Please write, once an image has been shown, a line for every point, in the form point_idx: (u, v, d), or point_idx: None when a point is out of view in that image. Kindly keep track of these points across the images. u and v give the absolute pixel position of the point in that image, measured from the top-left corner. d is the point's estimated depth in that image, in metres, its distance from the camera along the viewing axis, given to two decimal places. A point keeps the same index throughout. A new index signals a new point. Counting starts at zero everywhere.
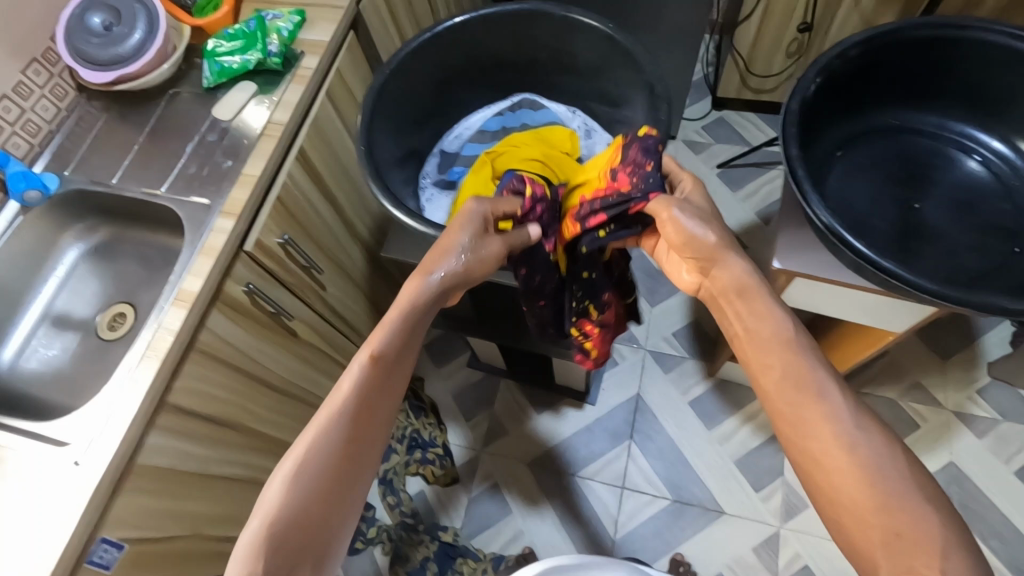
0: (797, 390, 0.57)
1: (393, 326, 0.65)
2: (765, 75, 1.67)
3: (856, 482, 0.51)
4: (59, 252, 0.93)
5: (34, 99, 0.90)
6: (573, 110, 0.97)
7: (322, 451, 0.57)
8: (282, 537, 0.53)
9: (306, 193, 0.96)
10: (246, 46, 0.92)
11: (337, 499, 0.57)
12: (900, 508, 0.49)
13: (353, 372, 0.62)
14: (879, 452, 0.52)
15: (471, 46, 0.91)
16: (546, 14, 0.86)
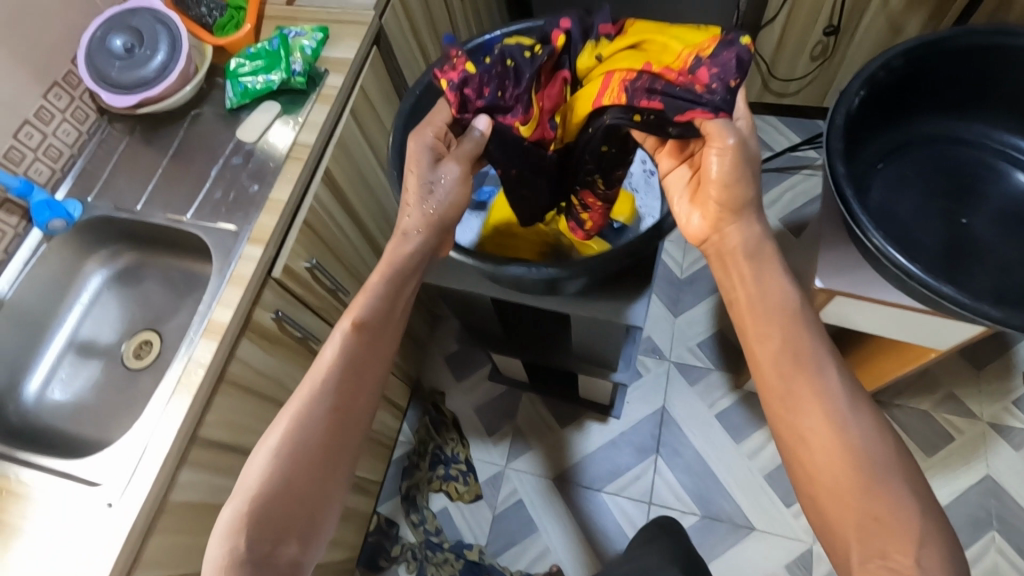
0: (791, 366, 0.57)
1: (375, 293, 0.64)
2: (788, 78, 1.63)
3: (842, 463, 0.52)
4: (82, 280, 0.91)
5: (55, 124, 0.88)
6: None
7: (306, 422, 0.58)
8: (266, 511, 0.55)
9: (332, 214, 0.94)
10: (269, 65, 0.90)
11: (323, 474, 0.58)
12: (881, 495, 0.51)
13: (337, 342, 0.61)
14: (862, 434, 0.53)
15: None
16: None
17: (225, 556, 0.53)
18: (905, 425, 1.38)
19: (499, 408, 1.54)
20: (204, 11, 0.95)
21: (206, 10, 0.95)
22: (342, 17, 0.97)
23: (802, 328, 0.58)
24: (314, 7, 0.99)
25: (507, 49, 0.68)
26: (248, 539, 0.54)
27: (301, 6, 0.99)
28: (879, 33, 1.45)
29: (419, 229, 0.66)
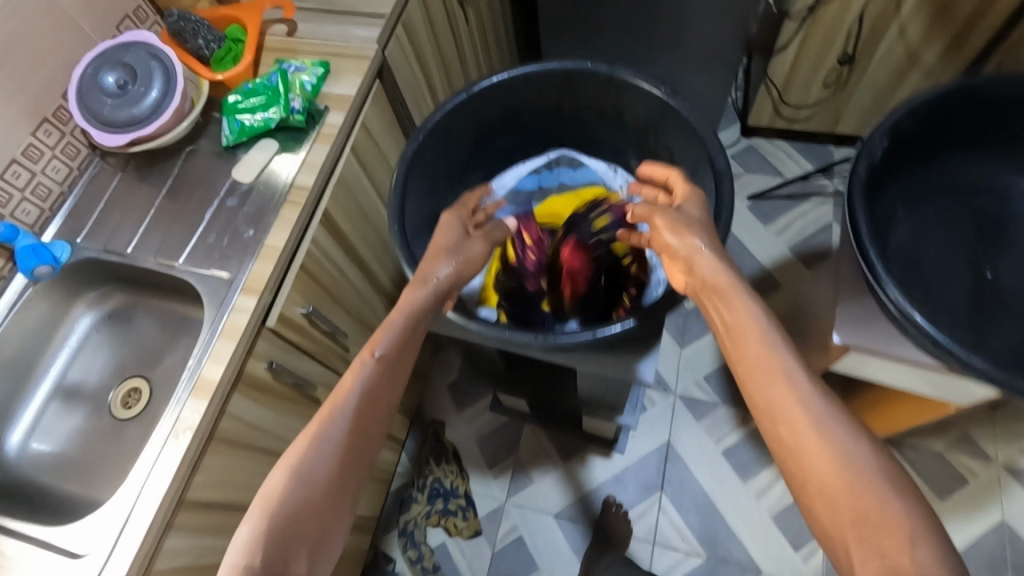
0: (769, 377, 0.58)
1: (395, 329, 0.67)
2: (800, 105, 1.59)
3: (828, 464, 0.52)
4: (70, 323, 0.88)
5: (45, 161, 0.85)
6: (614, 167, 0.95)
7: (325, 441, 0.60)
8: (282, 525, 0.56)
9: (331, 256, 0.91)
10: (268, 102, 0.87)
11: (338, 493, 0.60)
12: (870, 493, 0.50)
13: (361, 371, 0.64)
14: (844, 436, 0.53)
15: (508, 101, 0.87)
16: (594, 73, 0.81)
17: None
18: (918, 466, 1.34)
19: (500, 439, 1.50)
20: (202, 43, 0.90)
21: (203, 42, 0.91)
22: (345, 50, 0.94)
23: (774, 338, 0.59)
24: (316, 39, 0.96)
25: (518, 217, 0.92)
26: (262, 555, 0.55)
27: (302, 38, 0.96)
28: (895, 63, 1.41)
29: (439, 277, 0.72)
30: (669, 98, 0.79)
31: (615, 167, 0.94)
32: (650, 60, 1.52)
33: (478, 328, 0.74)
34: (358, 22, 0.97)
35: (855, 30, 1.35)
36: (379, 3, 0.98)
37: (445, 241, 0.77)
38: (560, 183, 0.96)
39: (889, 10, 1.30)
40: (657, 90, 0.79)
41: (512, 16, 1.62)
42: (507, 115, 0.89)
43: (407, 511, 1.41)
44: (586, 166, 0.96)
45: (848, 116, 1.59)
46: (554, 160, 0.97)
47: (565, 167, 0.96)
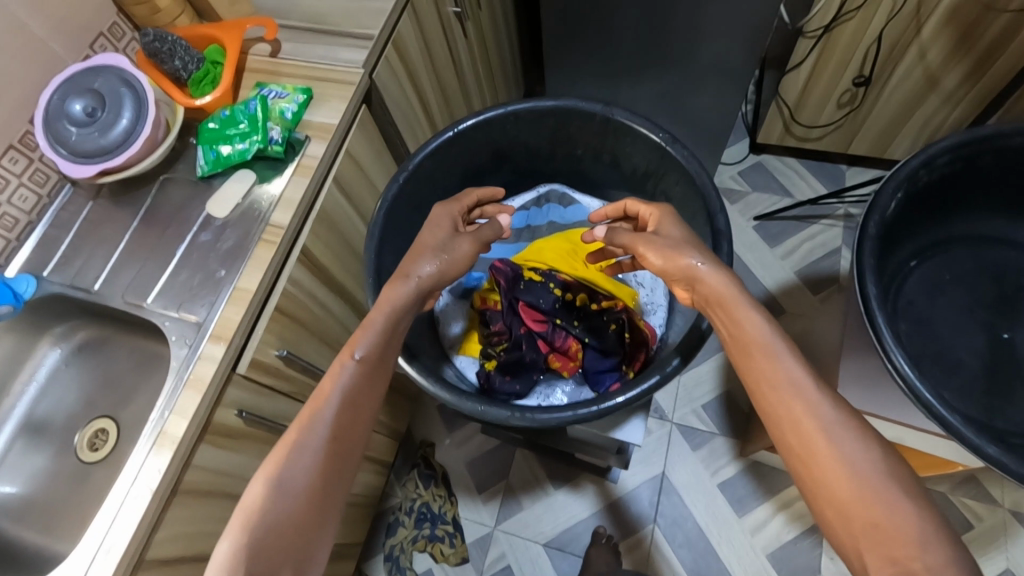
0: (779, 388, 0.56)
1: (377, 330, 0.65)
2: (812, 124, 1.53)
3: (838, 474, 0.51)
4: (38, 358, 0.84)
5: (11, 190, 0.81)
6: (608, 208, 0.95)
7: (309, 443, 0.58)
8: (266, 537, 0.54)
9: (310, 293, 0.86)
10: (247, 131, 0.82)
11: (322, 502, 0.57)
12: (876, 496, 0.50)
13: (341, 375, 0.61)
14: (849, 442, 0.52)
15: (500, 137, 0.86)
16: (588, 112, 0.80)
17: None
18: None
19: (491, 463, 1.46)
20: (179, 64, 0.85)
21: (181, 63, 0.85)
22: (329, 74, 0.89)
23: (776, 348, 0.58)
24: (300, 61, 0.91)
25: (520, 270, 0.87)
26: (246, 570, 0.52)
27: (285, 59, 0.91)
28: (914, 85, 1.34)
29: (421, 275, 0.68)
30: (668, 144, 0.77)
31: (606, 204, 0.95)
32: (654, 76, 1.46)
33: (453, 398, 0.71)
34: (344, 44, 0.92)
35: (872, 50, 1.29)
36: (367, 23, 0.93)
37: (433, 239, 0.73)
38: (549, 220, 0.96)
39: (909, 31, 1.23)
40: (655, 134, 0.77)
41: (513, 25, 1.56)
42: (497, 153, 0.89)
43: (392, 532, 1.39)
44: (578, 203, 0.95)
45: (862, 137, 1.53)
46: (545, 195, 0.97)
47: (555, 203, 0.96)
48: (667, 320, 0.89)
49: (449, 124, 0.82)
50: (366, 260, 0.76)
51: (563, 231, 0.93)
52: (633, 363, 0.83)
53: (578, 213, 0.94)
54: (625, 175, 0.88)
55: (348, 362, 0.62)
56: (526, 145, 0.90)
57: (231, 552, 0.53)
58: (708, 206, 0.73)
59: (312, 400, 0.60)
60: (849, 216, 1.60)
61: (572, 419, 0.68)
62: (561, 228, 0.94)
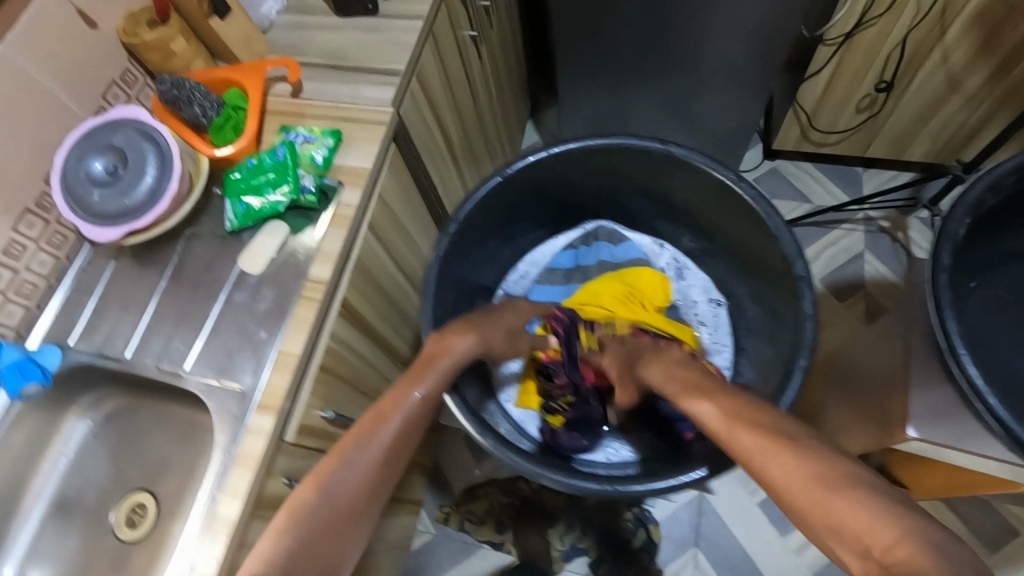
0: (727, 422, 0.60)
1: (440, 373, 0.72)
2: (829, 130, 1.51)
3: (789, 477, 0.52)
4: (64, 432, 0.79)
5: (28, 256, 0.76)
6: (659, 243, 0.99)
7: (363, 456, 0.62)
8: (305, 530, 0.57)
9: (349, 346, 0.82)
10: (276, 180, 0.78)
11: (359, 507, 0.61)
12: (826, 493, 0.49)
13: (403, 409, 0.67)
14: (794, 449, 0.54)
15: (547, 179, 0.87)
16: (645, 149, 0.81)
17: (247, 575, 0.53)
18: None
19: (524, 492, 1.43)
20: (199, 111, 0.80)
21: (200, 109, 0.80)
22: (357, 114, 0.85)
23: (708, 392, 0.66)
24: (325, 100, 0.87)
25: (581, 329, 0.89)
26: (282, 556, 0.54)
27: (310, 99, 0.87)
28: (935, 88, 1.33)
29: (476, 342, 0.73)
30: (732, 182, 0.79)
31: (659, 241, 1.00)
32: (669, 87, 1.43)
33: (540, 469, 0.75)
34: (370, 80, 0.88)
35: (895, 54, 1.27)
36: (392, 58, 0.89)
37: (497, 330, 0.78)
38: (599, 259, 0.98)
39: (932, 34, 1.21)
40: (723, 175, 0.79)
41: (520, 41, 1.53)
42: (541, 195, 0.90)
43: (528, 541, 1.34)
44: (628, 240, 0.98)
45: (879, 140, 1.51)
46: (592, 232, 1.00)
47: (604, 240, 0.99)
48: (733, 361, 0.93)
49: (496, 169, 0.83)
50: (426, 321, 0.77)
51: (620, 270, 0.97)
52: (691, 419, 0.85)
53: (629, 251, 0.96)
54: (675, 207, 0.92)
55: (411, 399, 0.68)
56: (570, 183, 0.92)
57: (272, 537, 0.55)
58: (787, 254, 0.75)
59: (362, 421, 0.65)
60: (868, 219, 1.58)
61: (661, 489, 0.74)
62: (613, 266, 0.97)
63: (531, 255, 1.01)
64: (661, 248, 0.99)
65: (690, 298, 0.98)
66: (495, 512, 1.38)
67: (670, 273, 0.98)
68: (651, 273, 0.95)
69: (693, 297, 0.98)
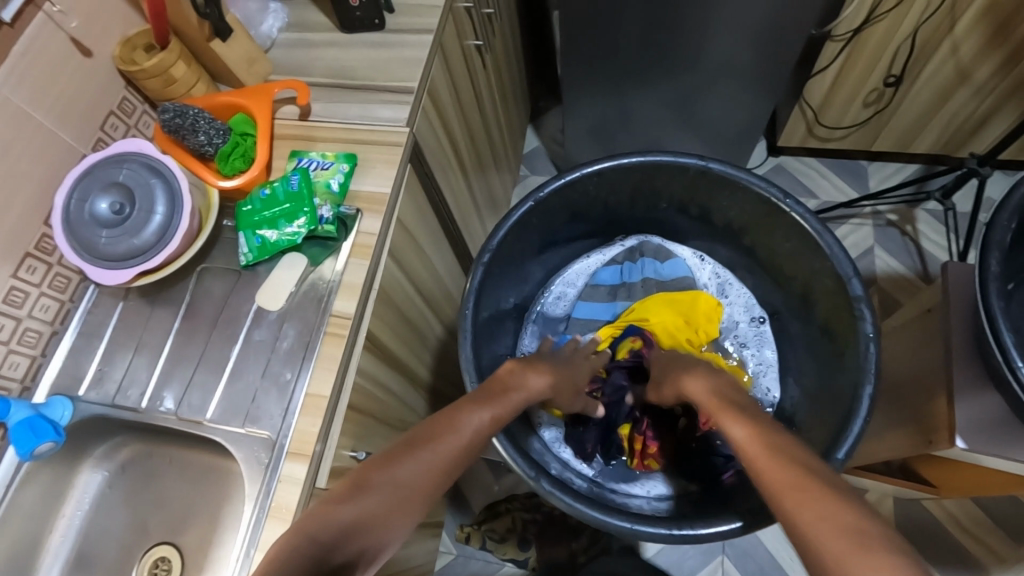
0: (762, 451, 0.56)
1: (510, 402, 0.70)
2: (835, 126, 1.50)
3: (814, 515, 0.47)
4: (77, 487, 0.75)
5: (30, 302, 0.71)
6: (701, 255, 1.02)
7: (431, 453, 0.59)
8: (360, 507, 0.53)
9: (375, 378, 0.79)
10: (292, 211, 0.74)
11: (414, 503, 0.56)
12: (856, 550, 0.43)
13: (475, 424, 0.65)
14: (825, 496, 0.48)
15: (579, 197, 0.90)
16: (682, 165, 0.85)
17: (289, 544, 0.48)
18: None
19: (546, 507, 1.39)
20: (204, 139, 0.76)
21: (205, 138, 0.76)
22: (371, 136, 0.81)
23: (744, 414, 0.62)
24: (335, 123, 0.83)
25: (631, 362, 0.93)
26: (328, 531, 0.50)
27: (319, 122, 0.83)
28: (943, 81, 1.31)
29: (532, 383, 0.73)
30: (778, 198, 0.83)
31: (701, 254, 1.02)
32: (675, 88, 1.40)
33: (580, 509, 0.75)
34: (383, 100, 0.84)
35: (904, 48, 1.25)
36: (403, 75, 0.85)
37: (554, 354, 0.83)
38: (644, 276, 1.00)
39: (943, 26, 1.20)
40: (767, 191, 0.83)
41: (519, 46, 1.50)
42: (574, 213, 0.94)
43: (554, 555, 1.27)
44: (674, 256, 1.00)
45: (885, 134, 1.50)
46: (637, 247, 1.02)
47: (650, 256, 1.00)
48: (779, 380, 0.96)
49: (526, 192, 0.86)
50: (465, 348, 0.79)
51: (670, 290, 0.97)
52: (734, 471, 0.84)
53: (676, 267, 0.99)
54: (712, 223, 0.95)
55: (483, 414, 0.66)
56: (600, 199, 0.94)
57: (326, 508, 0.52)
58: (841, 273, 0.79)
59: (433, 421, 0.63)
60: (876, 213, 1.58)
61: (691, 537, 0.73)
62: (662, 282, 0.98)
63: (566, 274, 1.04)
64: (702, 261, 1.02)
65: (733, 316, 0.99)
66: (518, 529, 1.31)
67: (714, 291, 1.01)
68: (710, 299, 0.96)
69: (735, 316, 1.00)
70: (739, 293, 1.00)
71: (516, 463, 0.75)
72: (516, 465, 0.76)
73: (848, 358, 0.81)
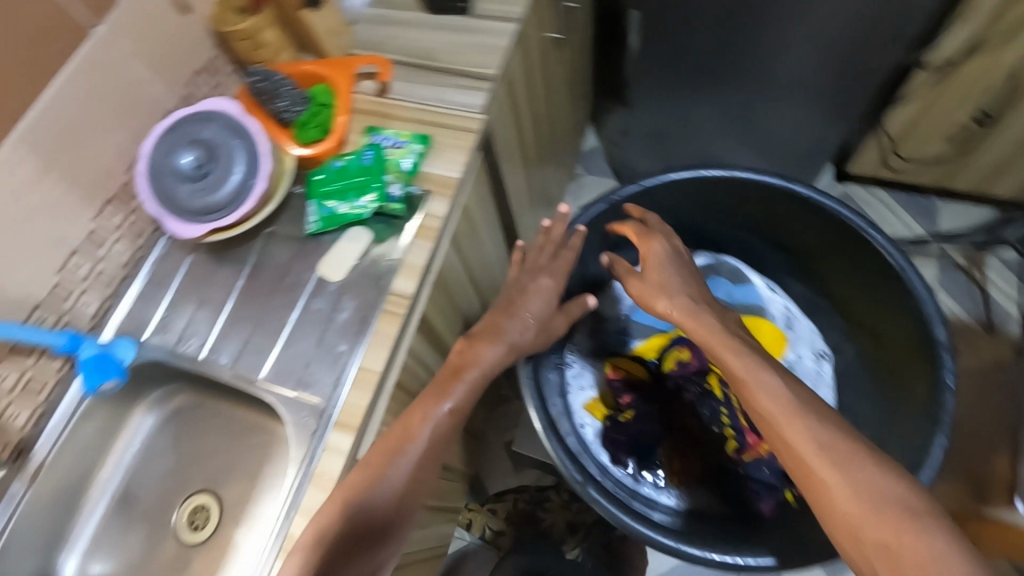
0: (786, 411, 0.58)
1: (466, 385, 0.69)
2: (910, 159, 1.44)
3: (855, 494, 0.52)
4: (130, 427, 0.78)
5: (108, 245, 0.75)
6: (773, 287, 0.98)
7: (392, 471, 0.62)
8: (333, 550, 0.57)
9: (421, 359, 0.79)
10: (362, 186, 0.75)
11: (388, 521, 0.62)
12: (903, 530, 0.49)
13: (432, 422, 0.66)
14: (862, 471, 0.53)
15: (650, 206, 0.90)
16: (765, 184, 0.83)
17: None
18: None
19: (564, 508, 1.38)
20: (284, 105, 0.77)
21: (286, 105, 0.77)
22: (447, 120, 0.81)
23: (757, 366, 0.62)
24: (412, 102, 0.83)
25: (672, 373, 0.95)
26: None
27: (397, 100, 0.84)
28: None
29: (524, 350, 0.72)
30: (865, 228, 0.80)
31: (773, 285, 0.97)
32: None
33: (623, 520, 0.74)
34: (460, 84, 0.84)
35: (999, 85, 1.19)
36: (483, 61, 0.85)
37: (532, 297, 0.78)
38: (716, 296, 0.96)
39: None
40: (852, 217, 0.80)
41: (589, 45, 1.47)
42: None
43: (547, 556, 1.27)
44: (749, 282, 0.97)
45: (965, 172, 1.44)
46: (714, 266, 0.98)
47: (726, 276, 0.97)
48: None
49: (601, 194, 0.86)
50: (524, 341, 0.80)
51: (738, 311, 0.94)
52: (777, 504, 0.84)
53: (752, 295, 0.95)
54: (783, 245, 0.93)
55: (441, 409, 0.67)
56: (667, 213, 0.93)
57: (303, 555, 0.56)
58: (925, 314, 0.75)
59: (388, 434, 0.64)
60: (943, 254, 1.51)
61: (732, 565, 0.72)
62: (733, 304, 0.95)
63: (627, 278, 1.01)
64: (773, 292, 0.97)
65: (796, 350, 0.93)
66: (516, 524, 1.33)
67: (781, 323, 0.94)
68: (774, 327, 0.92)
69: (797, 351, 0.94)
70: (806, 328, 0.95)
71: (564, 467, 0.76)
72: (563, 465, 0.76)
73: (918, 403, 0.78)
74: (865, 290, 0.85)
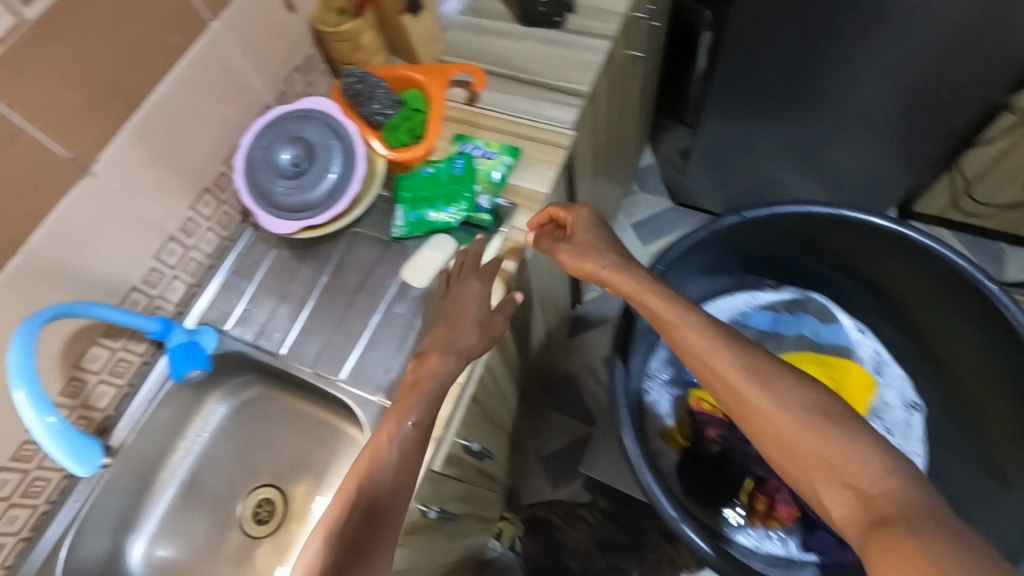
0: (712, 349, 0.60)
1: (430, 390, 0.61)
2: (985, 201, 1.39)
3: (780, 412, 0.53)
4: (203, 413, 0.79)
5: (199, 234, 0.76)
6: (862, 328, 0.96)
7: (359, 494, 0.54)
8: None
9: (491, 371, 0.79)
10: (452, 195, 0.76)
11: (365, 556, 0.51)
12: (827, 439, 0.50)
13: (399, 437, 0.57)
14: (783, 390, 0.55)
15: (744, 238, 0.89)
16: (870, 224, 0.83)
17: None
18: None
19: None
20: (377, 108, 0.77)
21: (378, 107, 0.78)
22: (537, 133, 0.81)
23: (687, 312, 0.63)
24: (501, 112, 0.83)
25: None
26: None
27: (486, 109, 0.84)
28: None
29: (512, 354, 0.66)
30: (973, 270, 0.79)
31: (862, 326, 0.96)
32: None
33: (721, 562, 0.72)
34: (550, 98, 0.84)
35: None
36: (574, 77, 0.85)
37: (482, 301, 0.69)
38: (800, 332, 0.95)
39: None
40: (960, 260, 0.79)
41: (658, 64, 1.46)
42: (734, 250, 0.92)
43: None
44: (837, 323, 0.95)
45: None
46: (801, 301, 0.97)
47: (814, 315, 0.96)
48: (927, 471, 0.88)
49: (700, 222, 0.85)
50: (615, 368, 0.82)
51: (825, 352, 0.93)
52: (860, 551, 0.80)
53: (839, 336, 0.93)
54: (874, 285, 0.92)
55: (406, 423, 0.58)
56: (755, 247, 0.92)
57: None
58: None
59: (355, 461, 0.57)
60: None
61: None
62: (820, 345, 0.93)
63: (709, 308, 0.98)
64: (863, 334, 0.95)
65: (885, 396, 0.91)
66: None
67: (869, 367, 0.93)
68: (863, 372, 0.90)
69: (887, 398, 0.91)
70: (897, 374, 0.93)
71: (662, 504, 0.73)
72: (658, 498, 0.74)
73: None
74: (967, 338, 0.84)
